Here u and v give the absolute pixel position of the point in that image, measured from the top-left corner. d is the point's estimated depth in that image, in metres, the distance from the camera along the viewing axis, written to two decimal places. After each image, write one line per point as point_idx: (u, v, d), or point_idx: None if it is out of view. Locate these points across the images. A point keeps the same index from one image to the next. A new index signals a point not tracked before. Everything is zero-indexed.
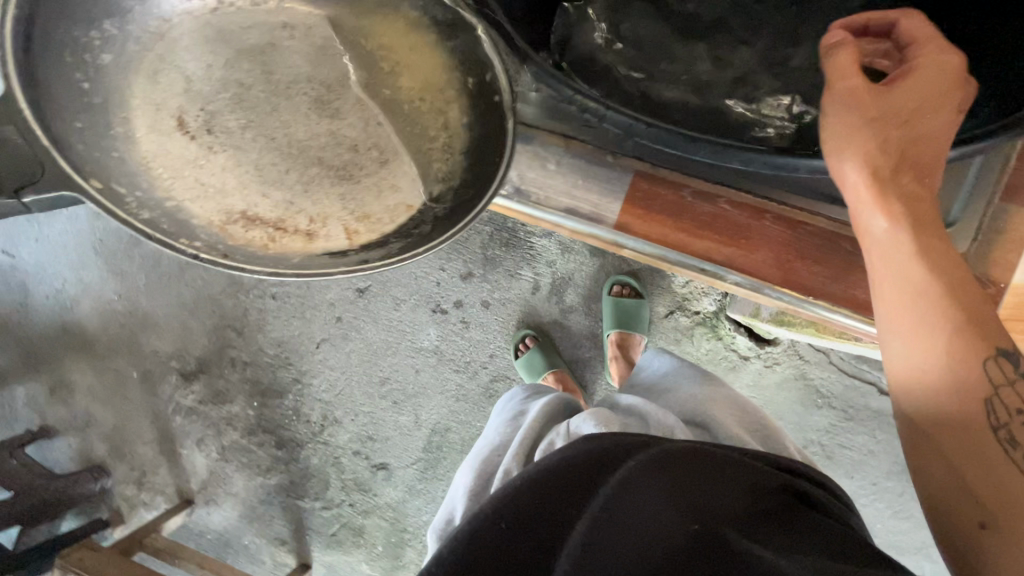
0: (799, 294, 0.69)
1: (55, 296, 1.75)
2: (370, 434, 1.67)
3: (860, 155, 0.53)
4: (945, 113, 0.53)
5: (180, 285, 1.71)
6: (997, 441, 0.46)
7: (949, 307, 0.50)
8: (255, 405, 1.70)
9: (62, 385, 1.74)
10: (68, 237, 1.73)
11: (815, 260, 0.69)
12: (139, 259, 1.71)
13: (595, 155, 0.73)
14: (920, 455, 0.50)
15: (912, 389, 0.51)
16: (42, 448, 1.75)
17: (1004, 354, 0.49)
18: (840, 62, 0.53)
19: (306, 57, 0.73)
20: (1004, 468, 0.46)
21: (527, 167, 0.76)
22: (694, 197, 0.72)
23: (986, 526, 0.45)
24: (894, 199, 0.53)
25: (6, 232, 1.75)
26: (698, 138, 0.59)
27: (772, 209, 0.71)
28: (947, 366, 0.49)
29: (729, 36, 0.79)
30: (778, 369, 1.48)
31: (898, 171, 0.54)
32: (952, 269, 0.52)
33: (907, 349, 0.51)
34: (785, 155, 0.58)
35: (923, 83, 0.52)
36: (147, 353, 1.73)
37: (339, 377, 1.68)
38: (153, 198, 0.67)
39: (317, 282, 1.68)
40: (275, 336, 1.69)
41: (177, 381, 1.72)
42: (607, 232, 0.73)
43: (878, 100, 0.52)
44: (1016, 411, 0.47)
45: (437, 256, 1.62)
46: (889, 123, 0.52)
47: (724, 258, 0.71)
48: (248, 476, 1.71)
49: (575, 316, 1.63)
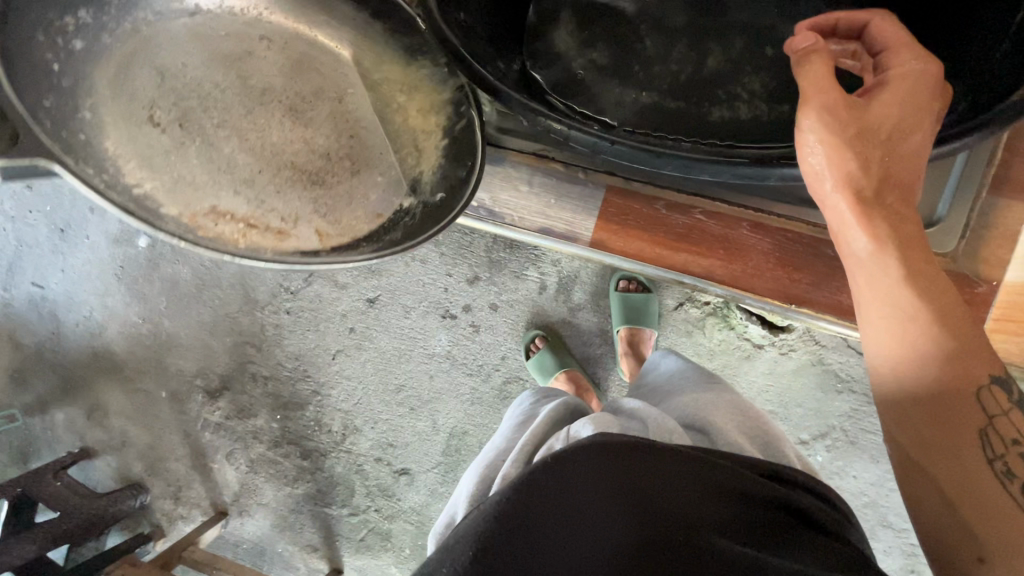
0: (782, 302, 0.78)
1: (84, 323, 1.82)
2: (390, 441, 1.70)
3: (841, 175, 0.56)
4: (921, 125, 0.56)
5: (199, 306, 1.76)
6: (995, 475, 0.48)
7: (942, 332, 0.52)
8: (278, 418, 1.74)
9: (97, 408, 1.82)
10: (91, 266, 1.80)
11: (796, 269, 0.77)
12: (160, 283, 1.78)
13: (566, 175, 0.82)
14: (917, 482, 0.52)
15: (908, 416, 0.52)
16: (83, 469, 1.83)
17: (997, 384, 0.51)
18: (815, 75, 0.56)
19: (280, 67, 0.84)
20: (1004, 502, 0.48)
21: (500, 190, 0.85)
22: (668, 211, 0.80)
23: (984, 560, 0.46)
24: (878, 221, 0.56)
25: (34, 264, 1.82)
26: (664, 152, 0.65)
27: (746, 218, 0.78)
28: (945, 399, 0.51)
29: (704, 38, 0.79)
30: (794, 355, 1.45)
31: (880, 192, 0.57)
32: (941, 293, 0.54)
33: (899, 375, 0.53)
34: (755, 165, 0.62)
35: (895, 97, 0.56)
36: (173, 373, 1.79)
37: (355, 386, 1.70)
38: (120, 182, 0.77)
39: (327, 295, 1.70)
40: (292, 350, 1.73)
41: (203, 398, 1.77)
42: (584, 249, 0.82)
43: (855, 115, 0.55)
44: (1010, 442, 0.49)
45: (443, 262, 1.63)
46: (867, 138, 0.56)
47: (703, 268, 0.79)
48: (277, 486, 1.76)
49: (584, 313, 1.62)
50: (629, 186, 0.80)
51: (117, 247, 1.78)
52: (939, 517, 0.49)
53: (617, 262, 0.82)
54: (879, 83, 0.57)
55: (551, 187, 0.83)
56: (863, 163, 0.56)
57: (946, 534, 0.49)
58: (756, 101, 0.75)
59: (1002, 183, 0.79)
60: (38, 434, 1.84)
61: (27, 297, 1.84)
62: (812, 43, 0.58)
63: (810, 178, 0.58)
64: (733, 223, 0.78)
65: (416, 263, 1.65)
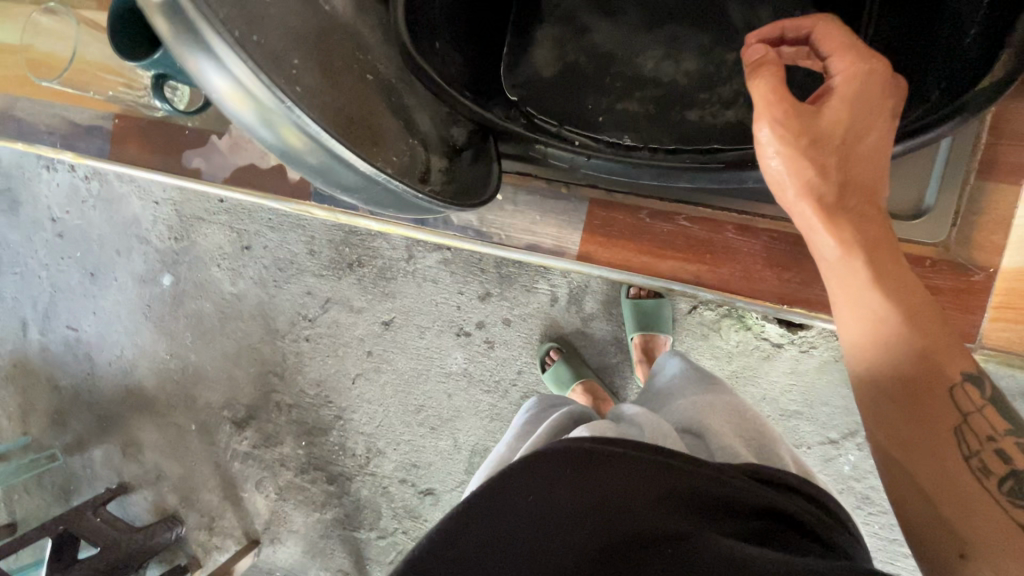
0: (771, 303, 0.76)
1: (116, 362, 1.89)
2: (413, 461, 1.70)
3: (802, 183, 0.57)
4: (874, 126, 0.57)
5: (223, 338, 1.81)
6: (968, 472, 0.49)
7: (907, 332, 0.53)
8: (304, 445, 1.77)
9: (132, 443, 1.87)
10: (121, 306, 1.88)
11: (783, 268, 0.76)
12: (185, 318, 1.84)
13: (550, 191, 0.83)
14: (901, 489, 0.51)
15: (887, 421, 0.53)
16: (121, 503, 1.88)
17: (971, 381, 0.52)
18: (764, 88, 0.57)
19: None
20: (982, 496, 0.48)
21: (489, 209, 0.86)
22: (652, 219, 0.80)
23: (965, 556, 0.46)
24: (844, 225, 0.56)
25: (69, 308, 1.91)
26: (639, 163, 0.70)
27: (730, 221, 0.77)
28: (916, 396, 0.52)
29: (684, 48, 0.81)
30: (815, 353, 1.41)
31: (845, 195, 0.57)
32: (911, 291, 0.54)
33: (875, 378, 0.54)
34: (728, 168, 0.66)
35: (848, 101, 0.56)
36: (202, 405, 1.84)
37: (376, 409, 1.72)
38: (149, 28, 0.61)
39: (344, 320, 1.73)
40: (313, 377, 1.76)
41: (231, 429, 1.82)
42: (571, 262, 0.83)
43: (809, 124, 0.56)
44: (986, 439, 0.50)
45: (454, 281, 1.65)
46: (824, 145, 0.56)
47: (689, 274, 0.78)
48: (306, 512, 1.78)
49: (598, 323, 1.61)
50: (610, 198, 0.81)
51: (144, 286, 1.85)
52: (913, 512, 0.50)
53: (604, 273, 0.82)
54: (828, 88, 0.58)
55: (539, 202, 0.84)
56: (824, 168, 0.57)
57: (920, 530, 0.49)
58: (736, 107, 0.77)
59: (995, 168, 0.78)
60: (78, 471, 1.91)
61: (63, 340, 1.92)
62: (763, 56, 0.59)
63: (775, 188, 0.60)
64: (718, 227, 0.78)
65: (428, 283, 1.67)
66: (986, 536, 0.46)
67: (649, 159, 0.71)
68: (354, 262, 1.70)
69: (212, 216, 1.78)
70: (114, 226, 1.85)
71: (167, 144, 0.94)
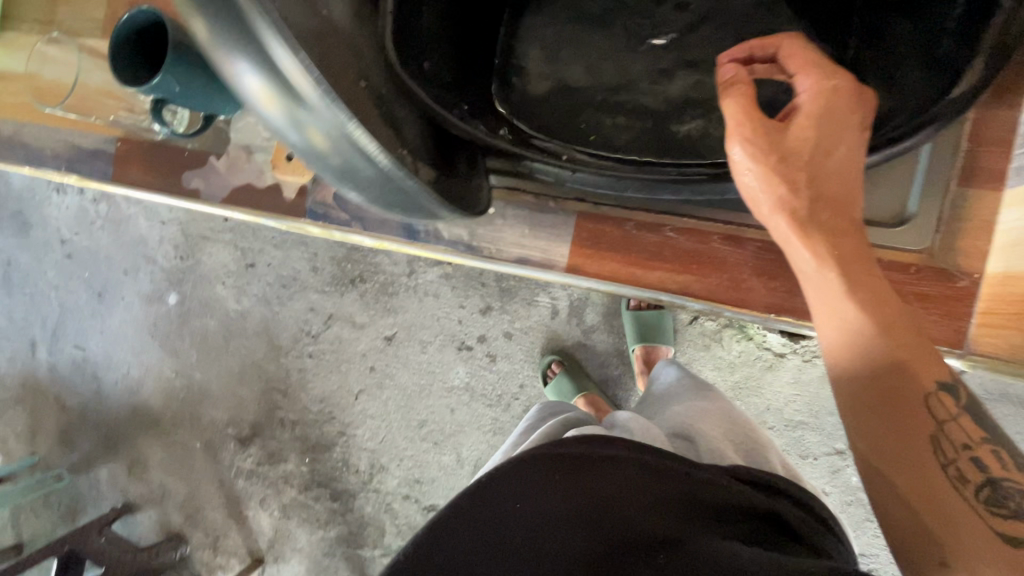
0: (759, 313, 0.76)
1: (123, 380, 1.90)
2: (417, 477, 1.69)
3: (773, 197, 0.58)
4: (842, 140, 0.58)
5: (227, 356, 1.83)
6: (945, 478, 0.48)
7: (879, 343, 0.53)
8: (307, 461, 1.77)
9: (137, 462, 1.88)
10: (127, 325, 1.90)
11: (769, 277, 0.76)
12: (190, 336, 1.85)
13: (538, 205, 0.84)
14: (882, 502, 0.50)
15: (865, 433, 0.52)
16: (127, 523, 1.89)
17: (945, 389, 0.52)
18: (731, 107, 0.59)
19: None
20: (961, 504, 0.47)
21: (483, 221, 0.86)
22: (638, 230, 0.80)
23: (947, 563, 0.45)
24: (816, 237, 0.57)
25: (76, 328, 1.93)
26: (625, 176, 0.71)
27: (716, 231, 0.78)
28: (890, 406, 0.52)
29: (672, 62, 0.83)
30: (818, 362, 1.40)
31: (817, 206, 0.58)
32: (886, 302, 0.54)
33: (851, 388, 0.54)
34: (711, 179, 0.67)
35: (813, 117, 0.58)
36: (206, 423, 1.84)
37: (379, 425, 1.72)
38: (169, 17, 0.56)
39: (346, 336, 1.74)
40: (316, 393, 1.76)
41: (235, 446, 1.82)
42: (560, 275, 0.83)
43: (776, 141, 0.58)
44: (963, 447, 0.50)
45: (455, 295, 1.65)
46: (792, 159, 0.57)
47: (677, 284, 0.79)
48: (310, 530, 1.77)
49: (599, 335, 1.61)
50: (597, 210, 0.81)
51: (151, 305, 1.88)
52: (895, 522, 0.49)
53: (593, 285, 0.82)
54: (795, 106, 0.60)
55: (532, 214, 0.85)
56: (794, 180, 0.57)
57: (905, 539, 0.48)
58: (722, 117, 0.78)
59: (976, 176, 0.79)
60: (84, 491, 1.91)
61: (71, 360, 1.94)
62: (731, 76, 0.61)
63: (750, 202, 0.61)
64: (704, 237, 0.78)
65: (429, 297, 1.67)
66: (969, 543, 0.45)
67: (635, 171, 0.72)
68: (357, 278, 1.72)
69: (217, 235, 1.81)
70: (122, 247, 1.88)
71: (168, 165, 0.96)
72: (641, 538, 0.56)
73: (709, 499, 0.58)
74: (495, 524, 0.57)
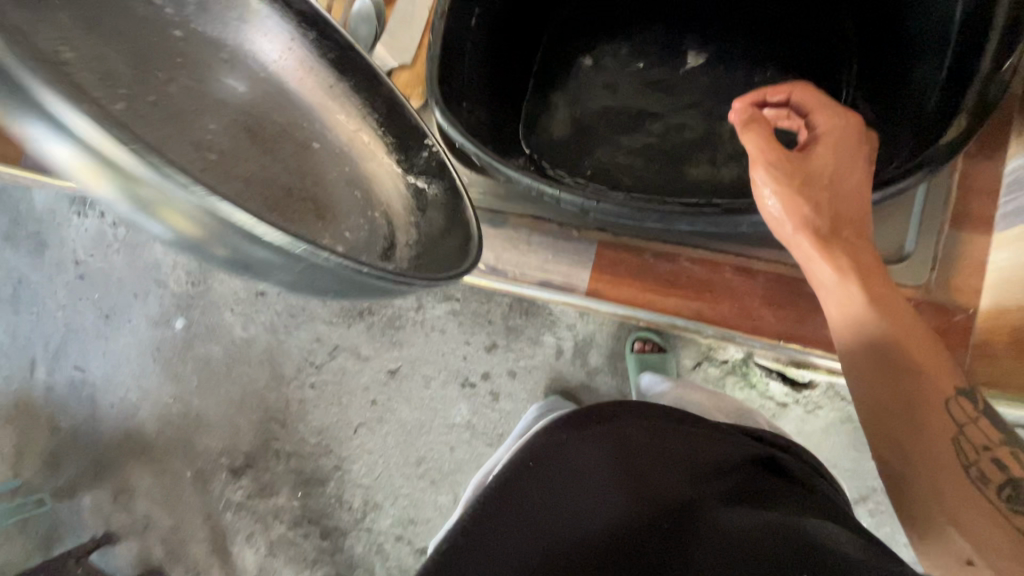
0: (769, 339, 0.80)
1: (119, 404, 1.89)
2: (411, 517, 1.66)
3: (798, 217, 0.65)
4: (855, 168, 0.66)
5: (229, 383, 1.83)
6: (960, 469, 0.55)
7: (891, 352, 0.62)
8: (299, 496, 1.73)
9: (124, 490, 1.84)
10: (131, 348, 1.91)
11: (779, 305, 0.80)
12: (193, 362, 1.86)
13: (560, 234, 0.88)
14: (906, 497, 0.57)
15: (887, 430, 0.60)
16: (105, 555, 1.82)
17: (963, 394, 0.59)
18: (753, 141, 0.68)
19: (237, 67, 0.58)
20: (975, 498, 0.53)
21: (501, 251, 0.91)
22: (656, 259, 0.85)
23: (972, 561, 0.50)
24: (836, 253, 0.65)
25: (79, 350, 1.94)
26: (644, 208, 0.74)
27: (729, 261, 0.83)
28: (909, 407, 0.59)
29: (677, 125, 0.95)
30: (821, 413, 1.41)
31: (836, 228, 0.66)
32: (899, 314, 0.63)
33: (872, 391, 0.61)
34: (725, 212, 0.71)
35: (831, 149, 0.67)
36: (200, 452, 1.82)
37: (377, 460, 1.70)
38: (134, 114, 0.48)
39: (350, 368, 1.75)
40: (315, 425, 1.75)
41: (226, 477, 1.79)
42: (580, 299, 0.88)
43: (799, 167, 0.66)
44: (983, 448, 0.55)
45: (462, 330, 1.68)
46: (814, 186, 0.65)
47: (692, 310, 0.83)
48: (296, 570, 1.71)
49: (602, 377, 1.61)
50: (618, 239, 0.85)
51: (157, 329, 1.89)
52: (918, 510, 0.56)
53: (611, 309, 0.87)
54: (812, 138, 0.69)
55: (548, 246, 0.89)
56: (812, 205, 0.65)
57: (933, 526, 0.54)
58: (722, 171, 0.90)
59: (965, 221, 0.86)
60: (65, 518, 1.86)
61: (69, 381, 1.94)
62: (746, 114, 0.70)
63: (774, 224, 0.68)
64: (716, 267, 0.83)
65: (435, 332, 1.70)
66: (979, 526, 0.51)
67: (653, 204, 0.74)
68: (365, 310, 1.75)
69: None
70: (135, 270, 1.92)
71: None
72: (668, 500, 0.72)
73: (723, 460, 0.76)
74: (545, 489, 0.69)
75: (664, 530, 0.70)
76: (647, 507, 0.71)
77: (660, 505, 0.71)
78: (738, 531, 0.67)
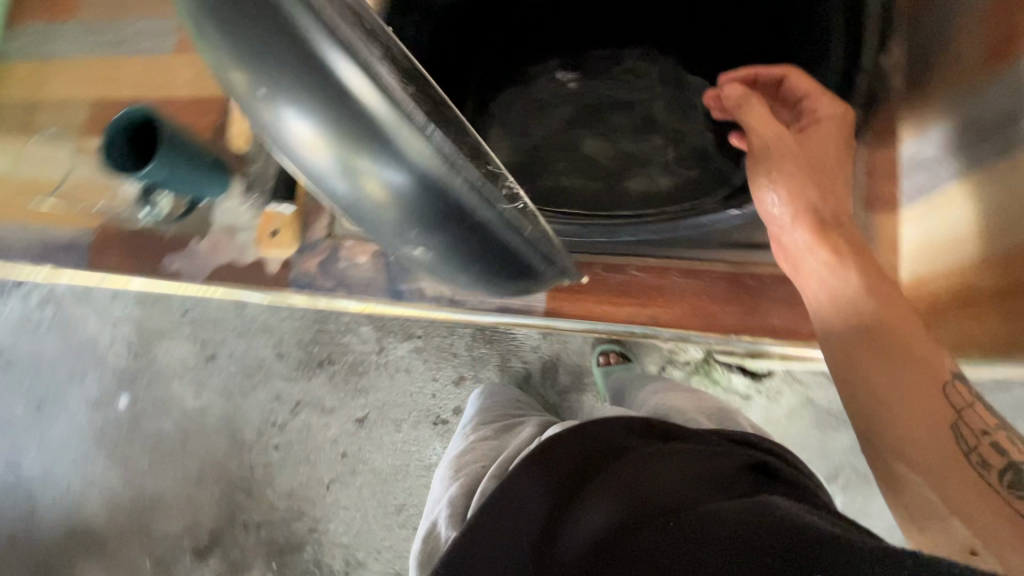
0: (722, 334, 0.83)
1: (61, 498, 1.73)
2: (397, 569, 1.59)
3: (797, 198, 0.72)
4: (837, 170, 0.75)
5: (185, 458, 1.71)
6: (955, 439, 0.57)
7: (890, 341, 0.65)
8: (274, 567, 1.63)
9: None
10: (70, 435, 1.76)
11: (728, 302, 0.84)
12: (143, 440, 1.74)
13: None
14: (900, 483, 0.60)
15: (880, 414, 0.62)
16: None
17: (960, 378, 0.61)
18: (764, 115, 0.76)
19: None
20: (977, 483, 0.54)
21: None
22: (607, 272, 0.87)
23: (977, 552, 0.51)
24: (834, 239, 0.71)
25: (10, 445, 1.78)
26: (587, 224, 0.77)
27: (674, 265, 0.86)
28: (917, 389, 0.61)
29: (609, 143, 1.00)
30: (782, 400, 1.47)
31: (838, 222, 0.73)
32: (890, 304, 0.67)
33: (866, 373, 0.65)
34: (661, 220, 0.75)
35: (817, 135, 0.75)
36: (158, 537, 1.68)
37: (355, 516, 1.62)
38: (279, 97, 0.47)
39: (315, 422, 1.68)
40: (284, 488, 1.66)
41: (191, 560, 1.66)
42: (540, 320, 0.88)
43: (801, 146, 0.74)
44: (983, 433, 0.56)
45: (427, 367, 1.65)
46: (811, 171, 0.73)
47: (648, 317, 0.85)
48: None
49: (573, 395, 1.62)
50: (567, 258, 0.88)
51: (98, 411, 1.76)
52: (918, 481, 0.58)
53: (572, 326, 0.88)
54: (810, 121, 0.77)
55: None
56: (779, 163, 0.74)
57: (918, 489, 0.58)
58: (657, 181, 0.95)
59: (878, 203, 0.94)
60: None
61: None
62: (739, 93, 0.79)
63: (770, 216, 0.75)
64: (664, 272, 0.86)
65: (400, 373, 1.66)
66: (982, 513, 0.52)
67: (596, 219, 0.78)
68: (325, 361, 1.70)
69: (175, 330, 1.76)
70: (69, 350, 1.79)
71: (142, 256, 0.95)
72: (656, 501, 0.61)
73: (716, 466, 0.66)
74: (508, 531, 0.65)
75: (655, 529, 0.59)
76: (629, 512, 0.61)
77: (647, 509, 0.61)
78: (735, 509, 0.57)
